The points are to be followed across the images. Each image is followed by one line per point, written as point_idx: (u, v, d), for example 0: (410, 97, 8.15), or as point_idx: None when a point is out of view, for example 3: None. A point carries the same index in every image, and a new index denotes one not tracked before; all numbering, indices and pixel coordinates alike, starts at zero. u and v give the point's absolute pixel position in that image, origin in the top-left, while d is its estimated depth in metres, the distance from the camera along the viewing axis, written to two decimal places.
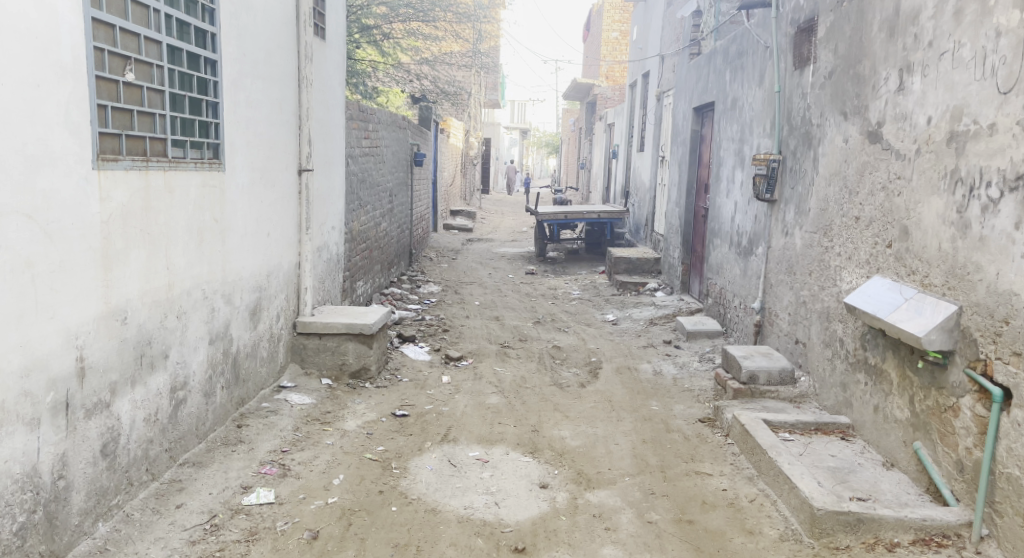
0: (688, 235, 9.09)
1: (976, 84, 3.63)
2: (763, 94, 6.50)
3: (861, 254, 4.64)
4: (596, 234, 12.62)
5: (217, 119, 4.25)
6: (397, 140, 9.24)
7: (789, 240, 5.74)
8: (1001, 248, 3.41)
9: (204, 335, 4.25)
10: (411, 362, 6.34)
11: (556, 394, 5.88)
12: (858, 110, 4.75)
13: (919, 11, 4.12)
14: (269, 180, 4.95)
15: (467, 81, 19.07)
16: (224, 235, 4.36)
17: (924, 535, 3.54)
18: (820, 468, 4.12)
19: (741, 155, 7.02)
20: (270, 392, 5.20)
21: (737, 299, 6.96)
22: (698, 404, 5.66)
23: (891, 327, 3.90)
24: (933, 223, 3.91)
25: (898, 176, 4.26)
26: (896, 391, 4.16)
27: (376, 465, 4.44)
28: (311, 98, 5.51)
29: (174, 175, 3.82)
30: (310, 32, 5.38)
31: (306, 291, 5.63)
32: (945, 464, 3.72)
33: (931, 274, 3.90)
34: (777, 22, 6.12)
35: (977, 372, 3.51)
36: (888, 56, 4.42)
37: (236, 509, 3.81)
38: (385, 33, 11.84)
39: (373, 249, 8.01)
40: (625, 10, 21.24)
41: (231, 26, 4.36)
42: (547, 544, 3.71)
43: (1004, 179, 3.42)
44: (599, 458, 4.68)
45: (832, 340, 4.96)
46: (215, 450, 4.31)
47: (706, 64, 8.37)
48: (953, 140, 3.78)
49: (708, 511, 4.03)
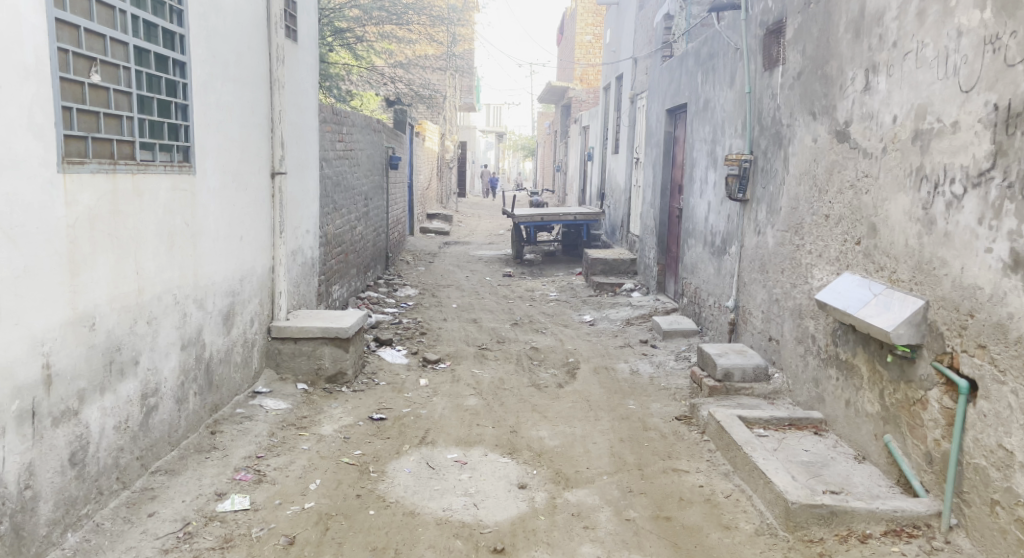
0: (663, 235, 9.15)
1: (939, 83, 3.71)
2: (734, 95, 6.56)
3: (831, 251, 4.71)
4: (573, 235, 12.73)
5: (186, 122, 4.23)
6: (372, 143, 9.20)
7: (762, 239, 5.81)
8: (966, 243, 3.48)
9: (175, 340, 4.21)
10: (388, 365, 6.33)
11: (534, 394, 5.91)
12: (827, 110, 4.83)
13: (883, 12, 4.20)
14: (241, 184, 4.92)
15: (441, 85, 19.18)
16: (195, 239, 4.33)
17: (895, 526, 3.61)
18: (793, 463, 4.18)
19: (714, 156, 7.08)
20: (244, 397, 5.16)
21: (711, 298, 7.03)
22: (674, 402, 5.71)
23: (861, 322, 3.97)
24: (900, 220, 3.98)
25: (866, 174, 4.34)
26: (867, 385, 4.23)
27: (353, 469, 4.44)
28: (283, 100, 5.48)
29: (143, 178, 3.79)
30: (281, 33, 5.36)
31: (281, 295, 5.59)
32: (914, 456, 3.79)
33: (899, 270, 3.98)
34: (746, 24, 6.20)
35: (944, 364, 3.58)
36: (855, 55, 4.49)
37: (210, 516, 3.79)
38: (358, 36, 11.78)
39: (348, 252, 7.97)
40: (597, 13, 21.53)
41: (199, 27, 4.33)
42: (526, 544, 3.73)
43: (967, 175, 3.50)
44: (577, 458, 4.71)
45: (804, 336, 5.03)
46: (188, 457, 4.28)
47: (678, 66, 8.44)
48: (918, 138, 3.86)
49: (685, 507, 4.07)
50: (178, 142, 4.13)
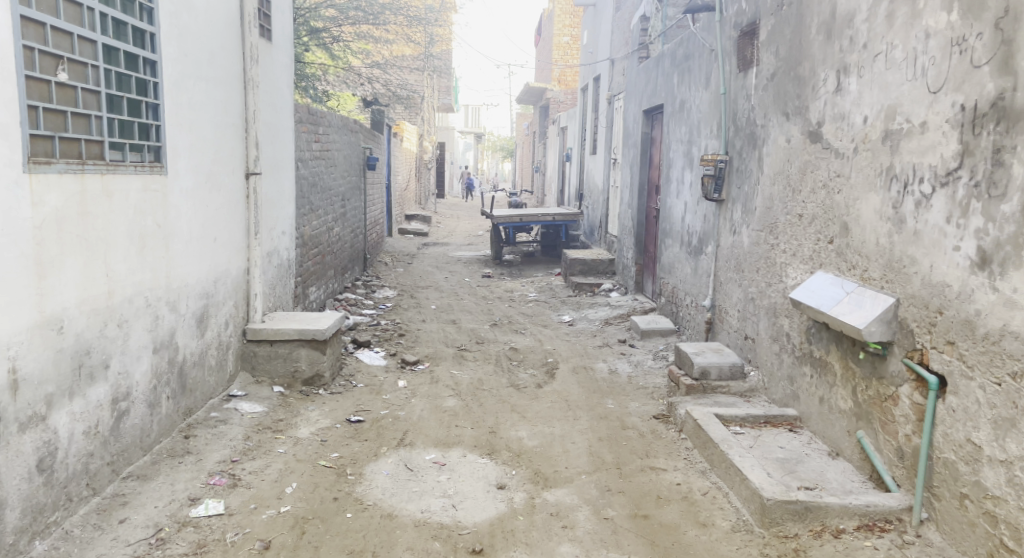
0: (641, 235, 9.20)
1: (907, 84, 3.77)
2: (710, 96, 6.62)
3: (805, 250, 4.77)
4: (552, 236, 12.78)
5: (157, 121, 4.19)
6: (349, 143, 9.17)
7: (737, 239, 5.87)
8: (935, 241, 3.54)
9: (147, 344, 4.17)
10: (366, 367, 6.31)
11: (513, 395, 5.93)
12: (799, 111, 4.89)
13: (854, 14, 4.26)
14: (215, 185, 4.89)
15: (419, 85, 19.14)
16: (167, 241, 4.30)
17: (868, 521, 3.65)
18: (769, 460, 4.22)
19: (691, 156, 7.13)
20: (219, 401, 5.11)
21: (689, 297, 7.08)
22: (652, 401, 5.75)
23: (833, 320, 4.02)
24: (872, 219, 4.04)
25: (838, 174, 4.40)
26: (840, 382, 4.29)
27: (330, 471, 4.42)
28: (257, 100, 5.46)
29: (112, 179, 3.76)
30: (255, 32, 5.34)
31: (256, 297, 5.56)
32: (886, 452, 3.85)
33: (870, 268, 4.04)
34: (720, 25, 6.26)
35: (914, 361, 3.63)
36: (826, 57, 4.55)
37: (183, 521, 3.77)
38: (334, 36, 11.72)
39: (325, 254, 7.94)
40: (575, 14, 21.60)
41: (170, 26, 4.30)
42: (505, 544, 3.75)
43: (936, 175, 3.56)
44: (556, 458, 4.73)
45: (779, 334, 5.08)
46: (161, 462, 4.24)
47: (655, 67, 8.49)
48: (888, 138, 3.91)
49: (663, 505, 4.10)
50: (148, 142, 4.09)
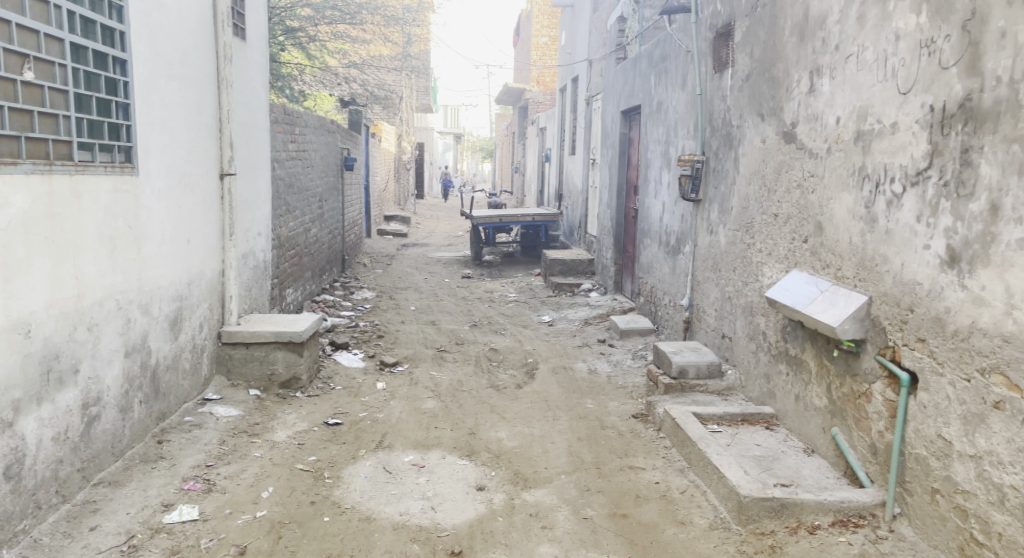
0: (620, 236, 9.24)
1: (878, 86, 3.83)
2: (686, 97, 6.66)
3: (780, 250, 4.82)
4: (532, 237, 12.80)
5: (128, 121, 4.16)
6: (326, 144, 9.13)
7: (714, 239, 5.92)
8: (906, 240, 3.59)
9: (118, 347, 4.13)
10: (344, 369, 6.29)
11: (493, 395, 5.93)
12: (774, 111, 4.93)
13: (826, 16, 4.31)
14: (188, 186, 4.86)
15: (398, 86, 19.10)
16: (139, 243, 4.26)
17: (842, 517, 3.70)
18: (746, 457, 4.26)
19: (668, 157, 7.17)
20: (194, 405, 5.07)
21: (667, 296, 7.12)
22: (631, 401, 5.78)
23: (808, 319, 4.06)
24: (844, 219, 4.09)
25: (812, 174, 4.45)
26: (815, 380, 4.33)
27: (308, 475, 4.41)
28: (231, 100, 5.42)
29: (81, 180, 3.73)
30: (229, 32, 5.31)
31: (231, 299, 5.52)
32: (860, 448, 3.89)
33: (843, 267, 4.09)
34: (696, 27, 6.30)
35: (887, 358, 3.68)
36: (799, 58, 4.60)
37: (156, 528, 3.74)
38: (310, 36, 11.67)
39: (302, 255, 7.90)
40: (553, 15, 21.64)
41: (140, 24, 4.27)
42: (484, 546, 3.75)
43: (906, 175, 3.61)
44: (536, 458, 4.74)
45: (756, 333, 5.13)
46: (133, 467, 4.21)
47: (632, 68, 8.53)
48: (860, 139, 3.96)
49: (641, 504, 4.13)
50: (119, 142, 4.06)
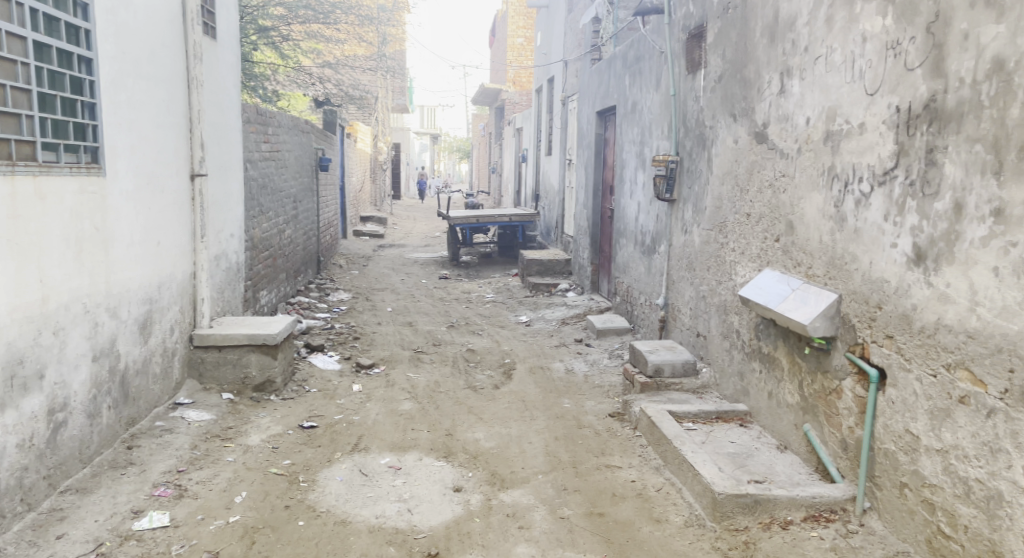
0: (596, 236, 9.29)
1: (846, 87, 3.89)
2: (660, 97, 6.72)
3: (753, 249, 4.88)
4: (509, 237, 12.83)
5: (94, 121, 4.12)
6: (300, 144, 9.08)
7: (688, 238, 5.97)
8: (874, 239, 3.65)
9: (86, 351, 4.09)
10: (319, 372, 6.26)
11: (470, 396, 5.94)
12: (746, 112, 4.99)
13: (795, 18, 4.37)
14: (157, 187, 4.82)
15: (373, 86, 19.04)
16: (106, 244, 4.22)
17: (814, 512, 3.75)
18: (721, 455, 4.31)
19: (643, 157, 7.22)
20: (165, 409, 5.03)
21: (643, 296, 7.17)
22: (607, 400, 5.81)
23: (779, 317, 4.12)
24: (815, 218, 4.15)
25: (783, 174, 4.51)
26: (787, 377, 4.39)
27: (282, 479, 4.39)
28: (202, 100, 5.39)
29: (45, 181, 3.69)
30: (198, 30, 5.28)
31: (203, 302, 5.48)
32: (831, 444, 3.95)
33: (814, 265, 4.15)
34: (669, 28, 6.36)
35: (856, 355, 3.74)
36: (770, 59, 4.66)
37: (125, 535, 3.71)
38: (283, 35, 11.61)
39: (276, 257, 7.85)
40: (528, 15, 21.69)
41: (106, 22, 4.23)
42: (461, 547, 3.76)
43: (874, 174, 3.67)
44: (513, 458, 4.76)
45: (729, 332, 5.18)
46: (102, 474, 4.16)
47: (606, 69, 8.58)
48: (829, 139, 4.02)
49: (618, 503, 4.16)
50: (85, 142, 4.02)
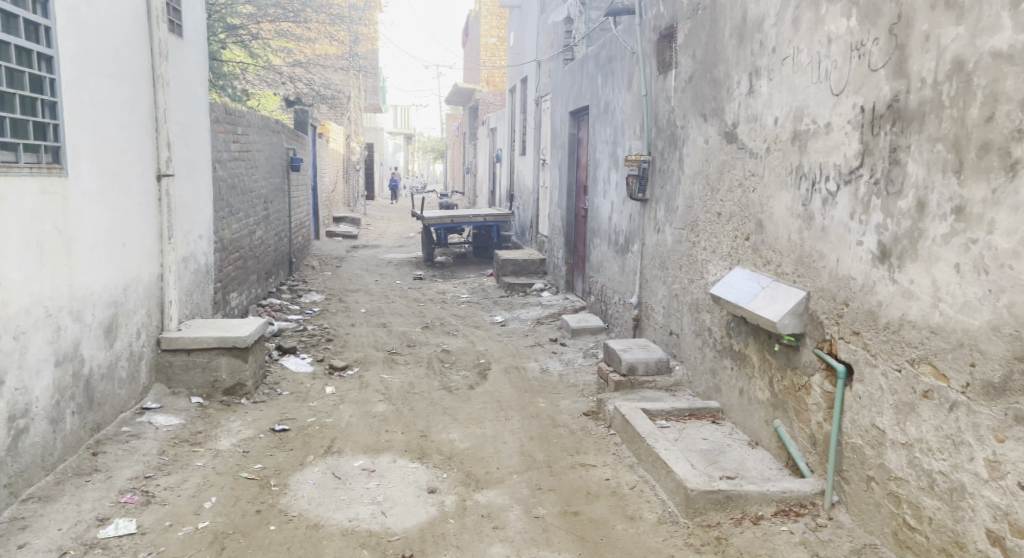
0: (571, 235, 9.32)
1: (813, 87, 3.94)
2: (632, 97, 6.76)
3: (724, 247, 4.92)
4: (483, 237, 12.83)
5: (55, 120, 4.07)
6: (270, 144, 9.01)
7: (661, 237, 6.02)
8: (841, 237, 3.71)
9: (48, 356, 4.02)
10: (291, 374, 6.22)
11: (445, 397, 5.94)
12: (716, 112, 5.04)
13: (763, 19, 4.42)
14: (122, 187, 4.77)
15: (345, 85, 18.95)
16: (69, 247, 4.17)
17: (784, 506, 3.80)
18: (694, 452, 4.35)
19: (616, 156, 7.27)
20: (132, 414, 4.97)
21: (617, 295, 7.22)
22: (582, 399, 5.84)
23: (750, 314, 4.16)
24: (784, 217, 4.20)
25: (752, 173, 4.56)
26: (758, 374, 4.44)
27: (253, 483, 4.36)
28: (168, 99, 5.33)
29: (5, 182, 3.63)
30: (163, 28, 5.22)
31: (170, 304, 5.43)
32: (800, 439, 4.01)
33: (783, 263, 4.20)
34: (640, 29, 6.40)
35: (824, 351, 3.80)
36: (739, 60, 4.71)
37: (90, 544, 3.67)
38: (253, 34, 11.53)
39: (247, 258, 7.79)
40: (501, 16, 21.72)
41: (68, 19, 4.17)
42: (435, 548, 3.76)
43: (840, 174, 3.73)
44: (488, 458, 4.77)
45: (702, 329, 5.23)
46: (66, 481, 4.10)
47: (579, 69, 8.62)
48: (797, 139, 4.08)
49: (592, 501, 4.18)
50: (45, 142, 3.97)
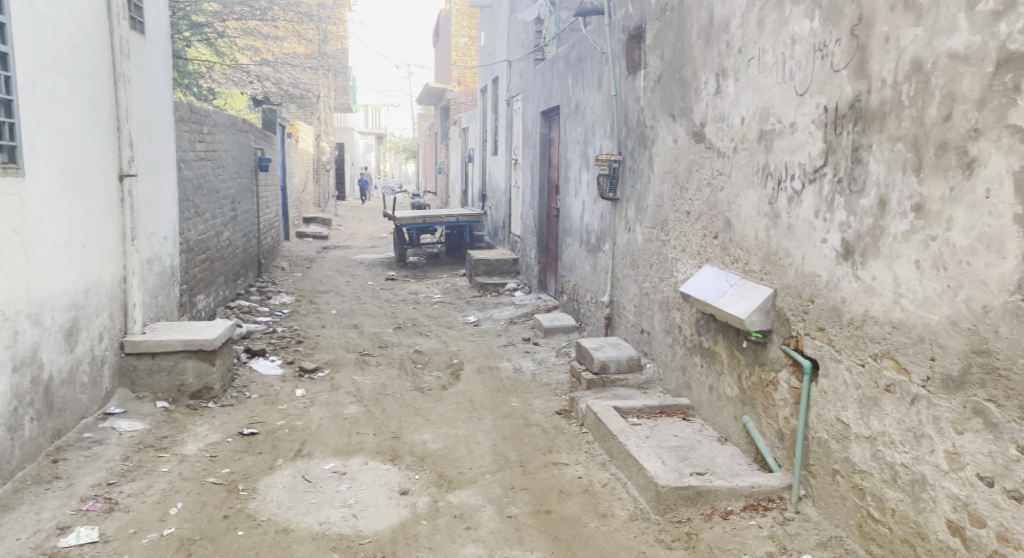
0: (543, 235, 9.34)
1: (778, 87, 3.99)
2: (602, 97, 6.80)
3: (693, 246, 4.97)
4: (456, 237, 12.82)
5: (10, 118, 4.00)
6: (238, 144, 8.93)
7: (632, 236, 6.05)
8: (806, 234, 3.75)
9: (5, 362, 3.95)
10: (260, 377, 6.17)
11: (417, 397, 5.93)
12: (684, 112, 5.08)
13: (729, 20, 4.46)
14: (82, 187, 4.70)
15: (315, 84, 18.82)
16: (27, 248, 4.10)
17: (753, 501, 3.85)
18: (665, 449, 4.38)
19: (586, 156, 7.30)
20: (94, 420, 4.89)
21: (588, 294, 7.25)
22: (555, 397, 5.86)
23: (718, 311, 4.20)
24: (751, 215, 4.25)
25: (720, 172, 4.60)
26: (727, 370, 4.49)
27: (221, 488, 4.32)
28: (130, 97, 5.26)
29: None
30: (124, 25, 5.15)
31: (134, 307, 5.36)
32: (768, 434, 4.05)
33: (751, 261, 4.25)
34: (609, 29, 6.43)
35: (791, 347, 3.85)
36: (706, 60, 4.75)
37: (51, 553, 3.62)
38: (219, 33, 11.42)
39: (214, 260, 7.71)
40: (472, 15, 21.70)
41: (24, 16, 4.10)
42: (407, 550, 3.76)
43: (805, 172, 3.78)
44: (460, 459, 4.77)
45: (672, 327, 5.27)
46: (25, 489, 4.03)
47: (550, 69, 8.64)
48: (763, 138, 4.12)
49: (564, 500, 4.20)
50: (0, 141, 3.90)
